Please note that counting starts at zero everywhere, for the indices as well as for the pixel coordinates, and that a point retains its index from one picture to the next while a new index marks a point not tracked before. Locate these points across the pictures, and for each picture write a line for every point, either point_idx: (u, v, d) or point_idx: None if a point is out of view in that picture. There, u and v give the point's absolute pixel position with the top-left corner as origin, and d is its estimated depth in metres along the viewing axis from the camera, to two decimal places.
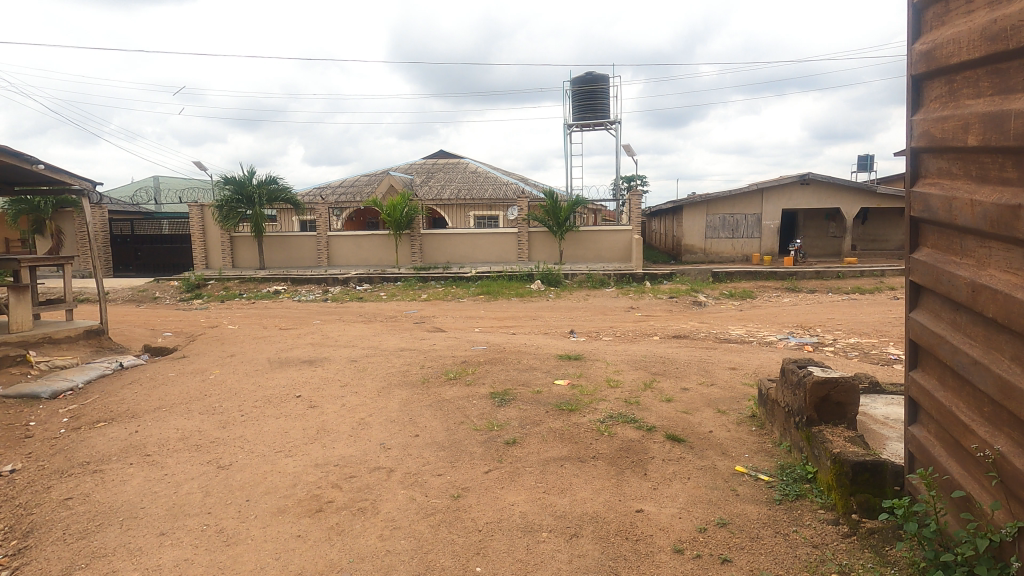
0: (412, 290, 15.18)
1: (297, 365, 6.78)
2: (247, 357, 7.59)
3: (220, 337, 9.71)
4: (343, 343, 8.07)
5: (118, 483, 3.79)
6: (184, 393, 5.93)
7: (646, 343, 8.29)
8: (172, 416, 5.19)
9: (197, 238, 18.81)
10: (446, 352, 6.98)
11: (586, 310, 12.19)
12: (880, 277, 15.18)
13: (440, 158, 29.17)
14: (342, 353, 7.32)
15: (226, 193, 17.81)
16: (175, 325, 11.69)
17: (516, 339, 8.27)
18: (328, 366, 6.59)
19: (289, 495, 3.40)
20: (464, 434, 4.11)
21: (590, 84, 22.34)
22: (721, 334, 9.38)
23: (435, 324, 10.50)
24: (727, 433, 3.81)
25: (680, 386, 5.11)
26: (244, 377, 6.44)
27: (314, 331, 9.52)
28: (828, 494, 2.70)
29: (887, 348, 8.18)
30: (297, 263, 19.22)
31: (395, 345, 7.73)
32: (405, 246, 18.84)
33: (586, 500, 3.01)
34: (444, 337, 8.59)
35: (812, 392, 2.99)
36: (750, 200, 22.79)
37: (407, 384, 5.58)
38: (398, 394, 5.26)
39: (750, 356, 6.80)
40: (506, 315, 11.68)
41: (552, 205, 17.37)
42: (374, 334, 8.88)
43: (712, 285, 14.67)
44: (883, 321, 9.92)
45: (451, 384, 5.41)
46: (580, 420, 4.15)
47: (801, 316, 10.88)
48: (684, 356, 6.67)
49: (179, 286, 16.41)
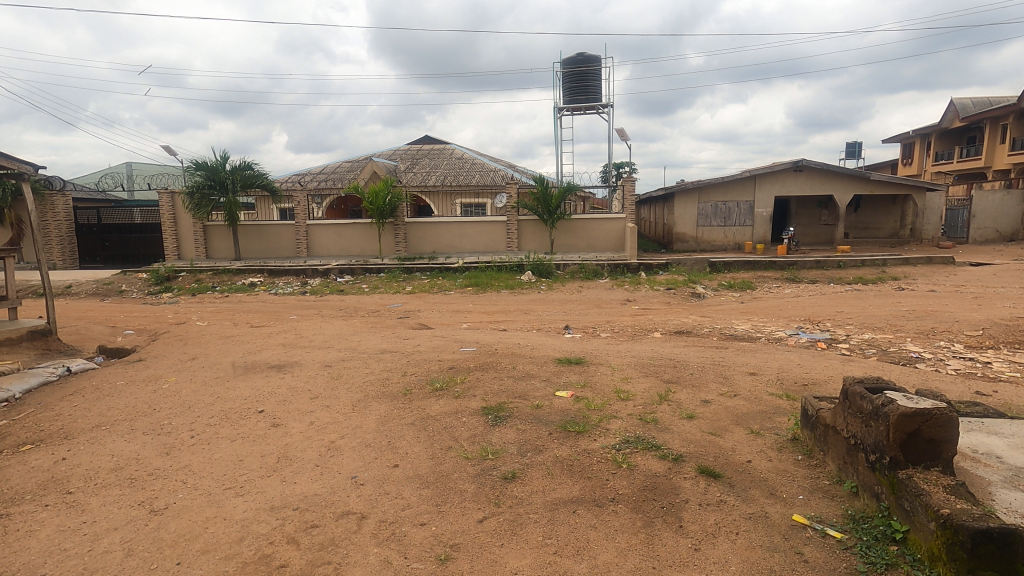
0: (396, 282, 14.42)
1: (263, 372, 6.02)
2: (208, 361, 6.80)
3: (184, 337, 8.87)
4: (317, 343, 7.31)
5: (22, 535, 3.05)
6: (130, 407, 5.15)
7: (649, 342, 7.61)
8: (109, 439, 4.43)
9: (168, 228, 17.85)
10: (431, 355, 6.27)
11: (580, 303, 11.52)
12: (882, 265, 14.69)
13: (425, 143, 28.23)
14: (314, 356, 6.55)
15: (198, 179, 16.81)
16: (138, 322, 10.81)
17: (507, 339, 7.57)
18: (298, 374, 5.83)
19: (233, 555, 2.70)
20: (452, 465, 3.43)
21: (582, 66, 21.54)
22: (726, 330, 8.77)
23: (418, 320, 9.76)
24: (769, 465, 3.16)
25: (698, 398, 4.47)
26: (202, 386, 5.67)
27: (288, 330, 8.74)
28: (930, 567, 2.07)
29: (905, 346, 7.61)
30: (275, 254, 18.32)
31: (374, 346, 6.98)
32: (388, 235, 18.02)
33: (610, 566, 2.35)
34: (429, 335, 7.88)
35: (898, 427, 2.34)
36: (743, 186, 22.26)
37: (386, 396, 4.87)
38: (376, 410, 4.55)
39: (767, 357, 6.19)
40: (496, 309, 10.98)
41: (543, 192, 16.64)
42: (353, 333, 8.09)
43: (709, 276, 14.08)
44: (895, 315, 9.38)
45: (437, 396, 4.73)
46: (590, 446, 3.49)
47: (807, 309, 10.32)
48: (695, 359, 6.02)
49: (147, 278, 15.46)
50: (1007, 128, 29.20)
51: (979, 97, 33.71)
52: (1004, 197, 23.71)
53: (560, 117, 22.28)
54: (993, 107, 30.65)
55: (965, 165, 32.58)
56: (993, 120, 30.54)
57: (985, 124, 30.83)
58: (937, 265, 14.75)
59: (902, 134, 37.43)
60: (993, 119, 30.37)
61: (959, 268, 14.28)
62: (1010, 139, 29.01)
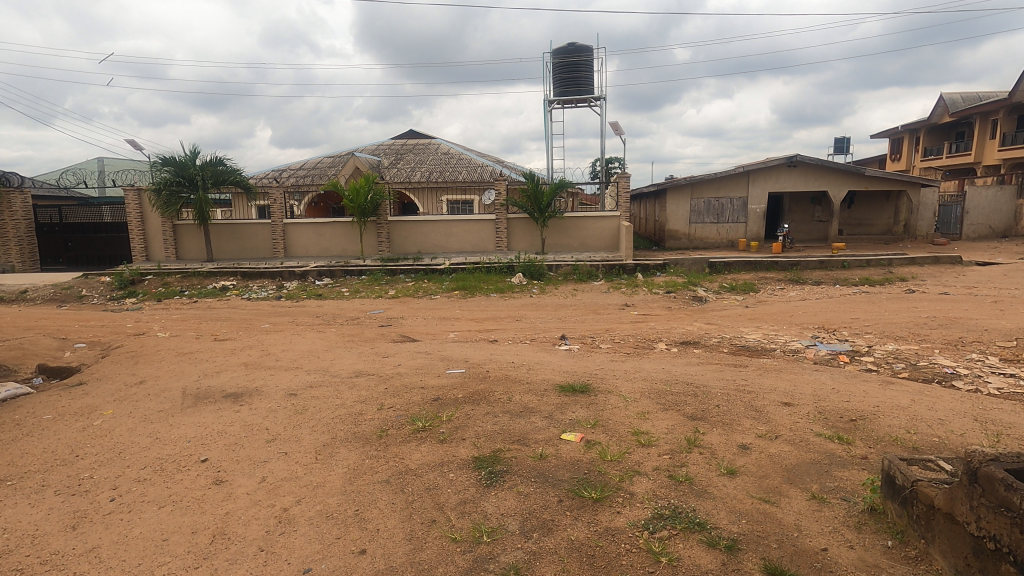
0: (378, 285, 13.55)
1: (215, 403, 5.14)
2: (156, 386, 5.89)
3: (137, 353, 7.92)
4: (284, 364, 6.43)
5: None
6: (48, 454, 4.26)
7: (657, 358, 6.84)
8: (8, 502, 3.56)
9: (134, 227, 16.83)
10: (412, 380, 5.43)
11: (575, 309, 10.76)
12: (888, 265, 14.07)
13: (410, 138, 27.24)
14: (278, 382, 5.68)
15: (165, 175, 15.78)
16: (93, 334, 9.83)
17: (499, 355, 6.73)
18: (257, 406, 4.97)
19: None
20: (436, 553, 2.64)
21: (573, 57, 20.74)
22: (736, 341, 8.06)
23: (401, 331, 8.92)
24: (853, 556, 2.41)
25: (734, 442, 3.70)
26: (141, 423, 4.78)
27: (255, 344, 7.85)
28: None
29: (935, 359, 6.94)
30: (250, 254, 17.36)
31: (349, 366, 6.15)
32: (370, 234, 17.13)
33: None
34: (413, 351, 7.03)
35: None
36: (735, 182, 21.64)
37: (357, 440, 4.04)
38: (343, 461, 3.73)
39: (796, 379, 5.47)
40: (486, 316, 10.18)
41: (532, 189, 15.85)
42: (326, 349, 7.20)
43: (709, 277, 13.40)
44: (915, 322, 8.72)
45: (418, 440, 3.93)
46: (614, 525, 2.72)
47: (820, 315, 9.63)
48: (716, 382, 5.27)
49: (110, 282, 14.37)
50: (997, 123, 28.95)
51: (968, 92, 33.47)
52: (998, 193, 23.41)
53: (551, 110, 21.45)
54: (983, 102, 30.40)
55: (954, 160, 32.35)
56: (983, 115, 30.31)
57: (975, 119, 30.59)
58: (944, 265, 14.19)
59: (891, 130, 37.16)
60: (984, 114, 30.10)
61: (968, 268, 13.73)
62: (1001, 134, 28.74)
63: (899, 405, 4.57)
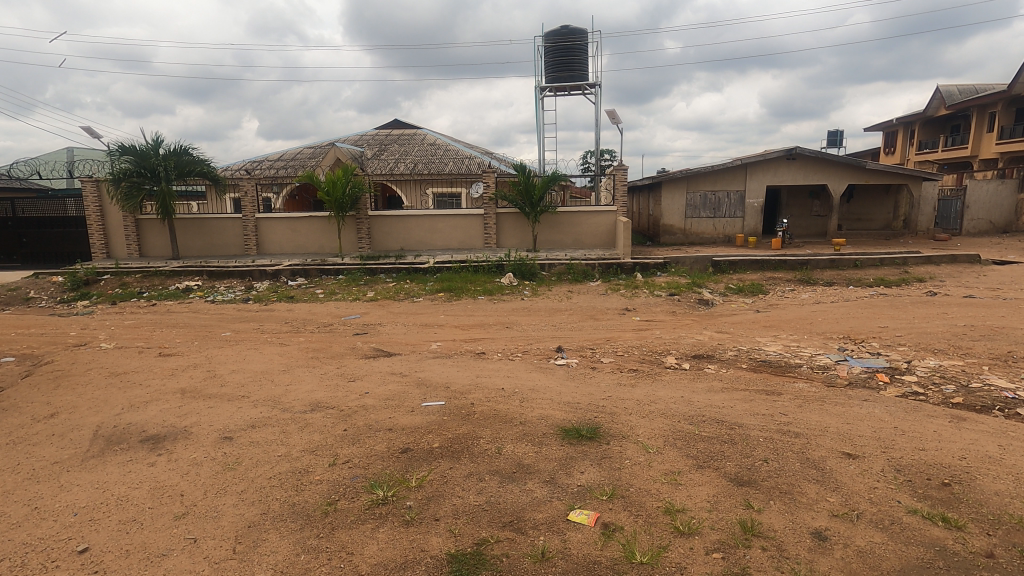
0: (356, 286, 12.47)
1: (127, 452, 4.06)
2: (68, 422, 4.81)
3: (64, 372, 6.74)
4: (228, 392, 5.33)
5: None
6: None
7: (672, 379, 5.85)
8: None
9: (93, 223, 15.62)
10: (379, 418, 4.37)
11: (572, 314, 9.75)
12: (902, 264, 13.24)
13: (395, 128, 26.00)
14: (214, 418, 4.61)
15: (125, 166, 14.53)
16: (27, 345, 8.62)
17: (486, 378, 5.67)
18: (179, 457, 3.91)
19: None
20: None
21: (566, 40, 19.62)
22: (757, 355, 7.11)
23: (377, 343, 7.86)
24: None
25: (805, 526, 2.73)
26: (23, 483, 3.70)
27: (202, 362, 6.71)
28: None
29: (988, 379, 5.97)
30: (219, 251, 16.21)
31: (307, 396, 5.09)
32: (349, 231, 16.01)
33: None
34: (385, 372, 5.94)
35: None
36: (733, 175, 20.69)
37: (295, 518, 3.02)
38: (270, 558, 2.70)
39: (848, 415, 4.47)
40: (473, 323, 9.15)
41: (524, 182, 14.78)
42: (282, 371, 6.10)
43: (714, 277, 12.44)
44: (951, 332, 7.78)
45: (375, 522, 2.90)
46: None
47: (843, 323, 8.69)
48: (754, 420, 4.28)
49: (61, 282, 13.12)
50: (996, 116, 28.25)
51: (964, 84, 32.74)
52: (999, 186, 22.73)
53: (543, 97, 20.31)
54: (981, 94, 29.59)
55: (951, 154, 31.61)
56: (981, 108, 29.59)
57: (971, 112, 29.87)
58: (961, 264, 13.36)
59: (885, 123, 36.49)
60: (981, 106, 29.33)
61: (988, 268, 12.91)
62: (999, 127, 28.03)
63: (990, 456, 3.60)
